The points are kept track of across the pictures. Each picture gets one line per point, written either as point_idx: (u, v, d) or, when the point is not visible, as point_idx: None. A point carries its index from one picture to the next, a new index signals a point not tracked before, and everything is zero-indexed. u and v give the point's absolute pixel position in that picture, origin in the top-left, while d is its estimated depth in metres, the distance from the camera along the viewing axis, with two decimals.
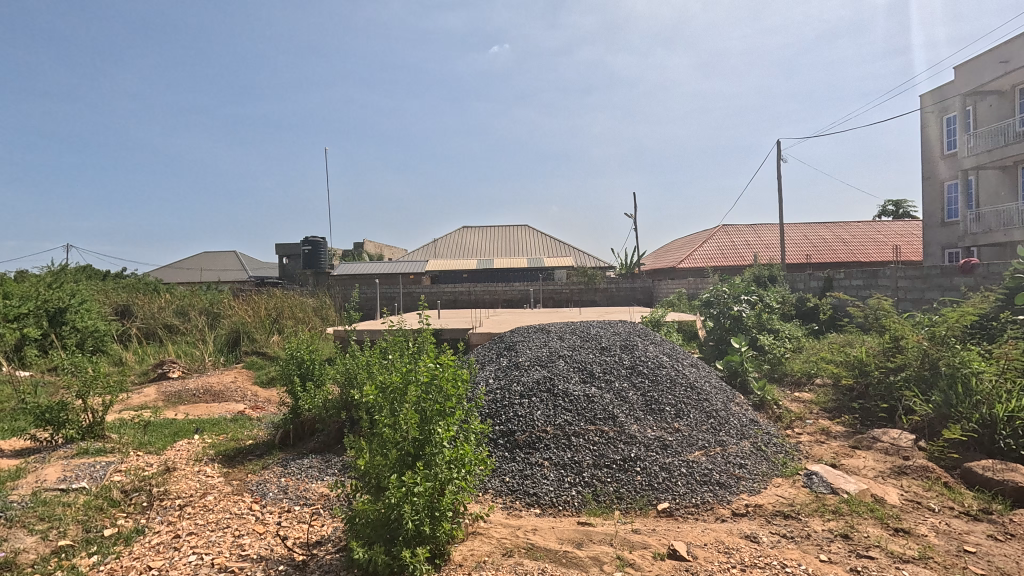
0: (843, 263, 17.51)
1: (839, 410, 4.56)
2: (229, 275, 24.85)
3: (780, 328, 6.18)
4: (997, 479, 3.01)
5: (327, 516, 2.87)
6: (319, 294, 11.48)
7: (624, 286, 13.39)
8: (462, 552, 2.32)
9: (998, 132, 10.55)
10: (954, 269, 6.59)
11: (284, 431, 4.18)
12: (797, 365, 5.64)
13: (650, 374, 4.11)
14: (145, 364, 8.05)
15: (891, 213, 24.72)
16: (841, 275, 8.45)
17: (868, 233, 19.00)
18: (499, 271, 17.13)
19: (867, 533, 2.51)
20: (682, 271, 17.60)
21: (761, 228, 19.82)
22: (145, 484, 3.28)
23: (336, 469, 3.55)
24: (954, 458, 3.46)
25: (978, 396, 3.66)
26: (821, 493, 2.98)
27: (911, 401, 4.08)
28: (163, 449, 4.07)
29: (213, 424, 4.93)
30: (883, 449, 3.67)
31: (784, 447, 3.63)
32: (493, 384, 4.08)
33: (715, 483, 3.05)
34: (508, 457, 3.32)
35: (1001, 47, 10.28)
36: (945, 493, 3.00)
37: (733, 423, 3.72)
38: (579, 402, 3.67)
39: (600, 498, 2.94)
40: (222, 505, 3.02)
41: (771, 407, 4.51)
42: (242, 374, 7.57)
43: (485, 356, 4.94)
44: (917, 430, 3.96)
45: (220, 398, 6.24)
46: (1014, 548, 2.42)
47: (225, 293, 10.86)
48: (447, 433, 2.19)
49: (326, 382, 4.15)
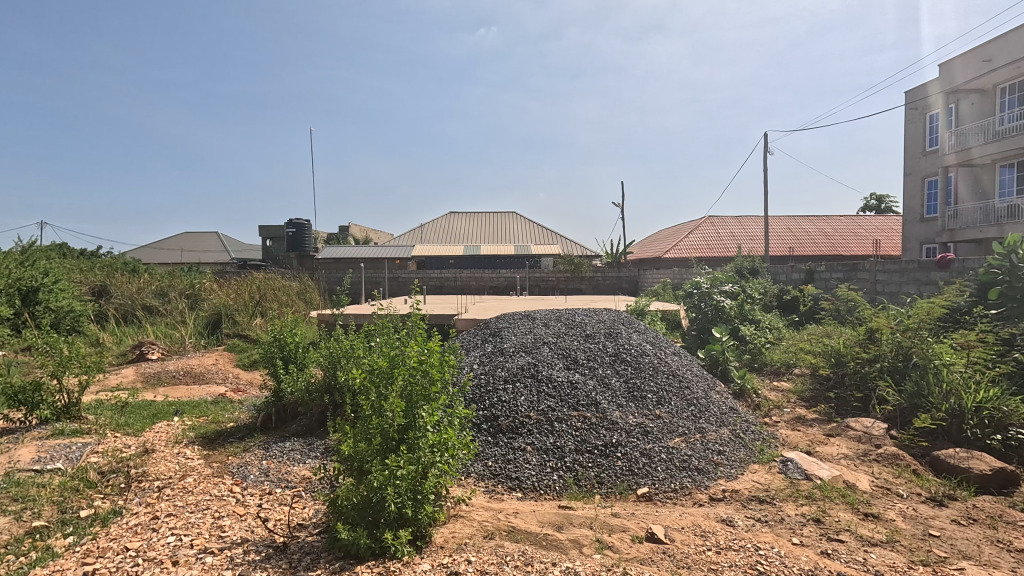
0: (824, 255, 17.85)
1: (815, 399, 4.68)
2: (210, 257, 24.43)
3: (760, 318, 6.26)
4: (963, 467, 3.12)
5: (309, 499, 2.87)
6: (304, 276, 11.36)
7: (610, 276, 13.44)
8: (444, 534, 2.35)
9: (979, 130, 10.78)
10: (931, 263, 6.70)
11: (266, 414, 4.16)
12: (776, 354, 5.74)
13: (632, 361, 4.16)
14: (123, 346, 7.90)
15: (874, 208, 25.16)
16: (821, 267, 8.61)
17: (849, 227, 19.33)
18: (485, 258, 17.06)
19: (837, 517, 2.59)
20: (667, 261, 17.75)
21: (747, 220, 20.01)
22: (123, 466, 3.24)
23: (319, 452, 3.53)
24: (923, 447, 3.56)
25: (948, 386, 3.75)
26: (795, 478, 3.07)
27: (883, 391, 4.19)
28: (141, 431, 4.01)
29: (193, 407, 4.86)
30: (856, 437, 3.77)
31: (761, 434, 3.71)
32: (478, 369, 4.10)
33: (694, 469, 3.11)
34: (491, 442, 3.34)
35: (986, 45, 10.44)
36: (914, 480, 3.10)
37: (713, 411, 3.78)
38: (562, 388, 3.70)
39: (581, 483, 2.99)
40: (202, 487, 3.00)
41: (749, 395, 4.62)
42: (224, 356, 7.49)
43: (469, 342, 4.94)
44: (889, 420, 4.05)
45: (201, 380, 6.18)
46: (975, 532, 2.52)
47: (207, 274, 10.65)
48: (431, 417, 2.20)
49: (309, 365, 4.11)
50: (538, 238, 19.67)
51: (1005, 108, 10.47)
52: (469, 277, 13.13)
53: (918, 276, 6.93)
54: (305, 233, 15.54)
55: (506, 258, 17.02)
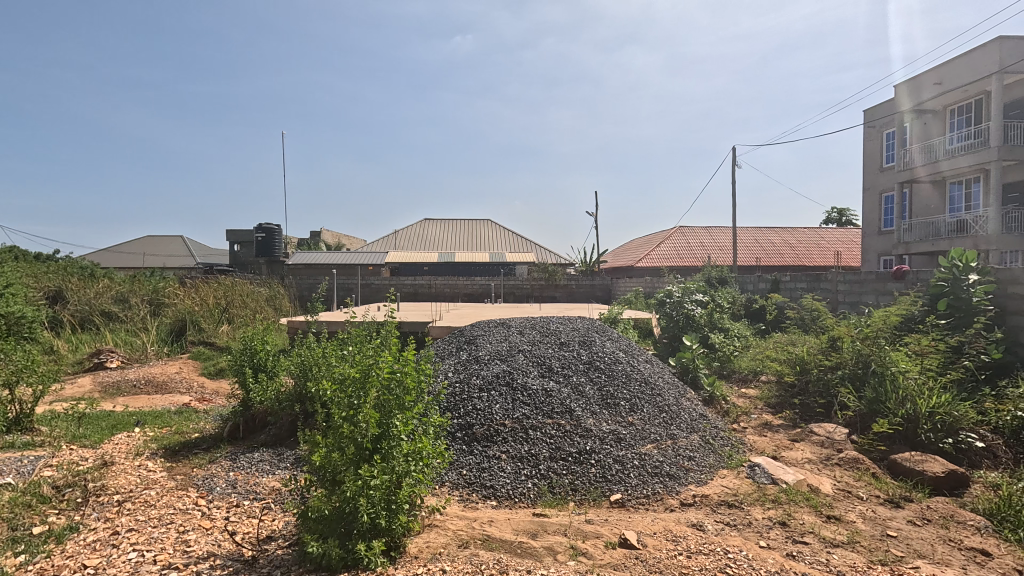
0: (789, 265, 18.46)
1: (780, 406, 4.82)
2: (174, 261, 23.66)
3: (729, 326, 6.44)
4: (918, 469, 3.26)
5: (279, 511, 2.80)
6: (273, 282, 11.12)
7: (584, 283, 13.59)
8: (418, 544, 2.33)
9: (932, 148, 11.32)
10: (888, 274, 7.01)
11: (233, 423, 4.04)
12: (744, 362, 5.90)
13: (606, 369, 4.22)
14: (79, 354, 7.57)
15: (835, 221, 26.15)
16: (786, 278, 8.92)
17: (813, 239, 20.05)
18: (460, 265, 17.03)
19: (802, 520, 2.67)
20: (639, 270, 18.06)
21: (716, 230, 20.55)
22: (80, 480, 3.09)
23: (289, 463, 3.44)
24: (882, 451, 3.71)
25: (904, 392, 3.93)
26: (762, 483, 3.16)
27: (845, 398, 4.34)
28: (100, 443, 3.85)
29: (155, 417, 4.70)
30: (819, 442, 3.91)
31: (730, 440, 3.81)
32: (452, 377, 4.08)
33: (666, 475, 3.17)
34: (465, 451, 3.33)
35: (937, 69, 11.05)
36: (873, 483, 3.23)
37: (684, 417, 3.86)
38: (537, 396, 3.72)
39: (555, 490, 3.01)
40: (165, 501, 2.90)
41: (719, 402, 4.73)
42: (188, 364, 7.25)
43: (444, 350, 4.91)
44: (851, 425, 4.20)
45: (163, 390, 5.95)
46: (929, 532, 2.64)
47: (172, 279, 10.34)
48: (405, 427, 2.19)
49: (280, 373, 4.02)
50: (513, 245, 19.73)
51: (955, 128, 11.09)
52: (443, 284, 13.07)
53: (876, 286, 7.22)
54: (276, 238, 15.42)
55: (481, 266, 17.04)
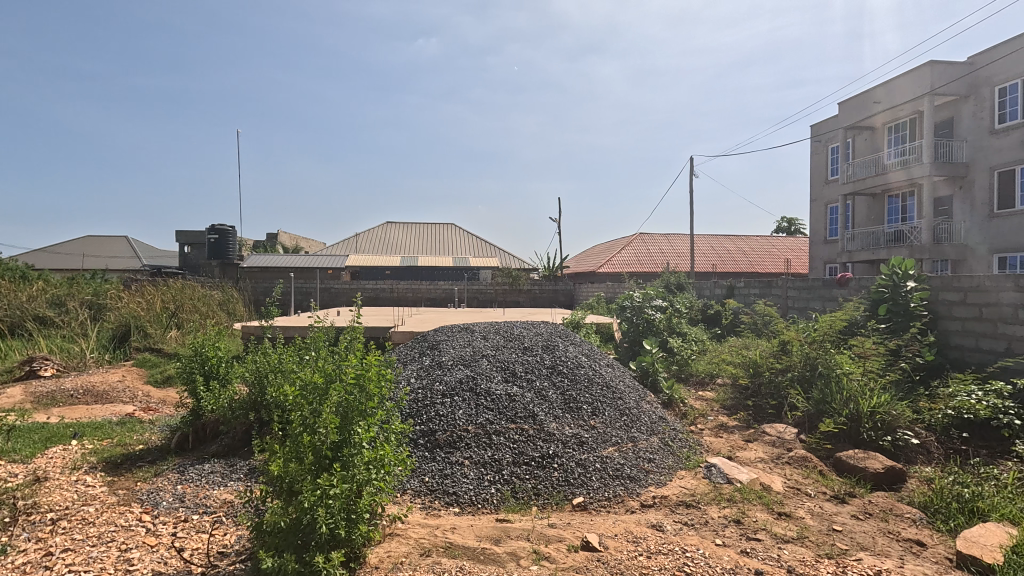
0: (743, 272, 19.19)
1: (735, 407, 4.99)
2: (118, 263, 22.41)
3: (687, 331, 6.63)
4: (860, 466, 3.44)
5: (231, 524, 2.68)
6: (225, 286, 10.68)
7: (547, 289, 13.70)
8: (379, 554, 2.28)
9: (873, 163, 12.07)
10: (833, 281, 7.37)
11: (182, 434, 3.85)
12: (701, 365, 6.08)
13: (569, 373, 4.26)
14: (9, 362, 7.03)
15: (786, 230, 27.36)
16: (741, 284, 9.26)
17: (765, 247, 20.92)
18: (423, 269, 16.85)
19: (755, 517, 2.78)
20: (601, 276, 18.36)
21: (675, 237, 21.14)
22: (7, 498, 2.87)
23: (243, 474, 3.31)
24: (828, 449, 3.90)
25: (848, 393, 4.15)
26: (717, 482, 3.26)
27: (794, 399, 4.54)
28: (32, 457, 3.59)
29: (95, 428, 4.41)
30: (771, 441, 4.07)
31: (687, 441, 3.92)
32: (415, 383, 4.03)
33: (626, 477, 3.22)
34: (428, 457, 3.29)
35: (876, 89, 11.76)
36: (820, 480, 3.39)
37: (644, 420, 3.94)
38: (500, 401, 3.73)
39: (518, 495, 3.01)
40: (106, 518, 2.73)
41: (677, 405, 4.86)
42: (132, 372, 6.86)
43: (407, 356, 4.84)
44: (799, 425, 4.40)
45: (104, 400, 5.61)
46: (870, 525, 2.79)
47: (114, 282, 9.78)
48: (366, 434, 2.15)
49: (233, 381, 3.86)
50: (477, 249, 19.69)
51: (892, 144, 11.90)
52: (406, 288, 12.90)
53: (822, 292, 7.57)
54: (229, 240, 14.82)
55: (444, 270, 16.92)
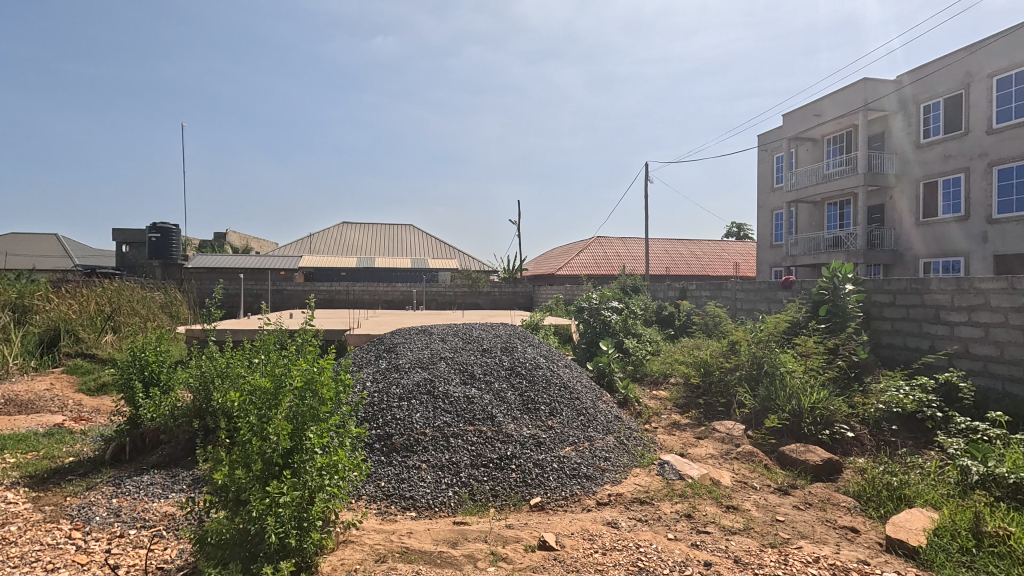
0: (695, 275, 19.86)
1: (687, 406, 5.16)
2: (48, 262, 20.90)
3: (642, 332, 6.79)
4: (801, 459, 3.63)
5: (172, 538, 2.54)
6: (168, 287, 10.13)
7: (507, 291, 13.73)
8: (332, 562, 2.22)
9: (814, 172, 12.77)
10: (778, 284, 7.74)
11: (118, 444, 3.62)
12: (655, 365, 6.25)
13: (527, 374, 4.29)
14: None
15: (735, 235, 28.51)
16: (693, 286, 9.59)
17: (716, 251, 21.73)
18: (380, 270, 16.54)
19: (705, 511, 2.88)
20: (560, 278, 18.57)
21: (631, 240, 21.65)
22: None
23: (185, 485, 3.14)
24: (773, 444, 4.09)
25: (791, 390, 4.37)
26: (670, 479, 3.36)
27: (742, 397, 4.74)
28: None
29: (17, 441, 4.08)
30: (720, 438, 4.23)
31: (642, 439, 4.02)
32: (371, 387, 3.95)
33: (583, 476, 3.27)
34: (384, 462, 3.23)
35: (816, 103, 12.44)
36: (765, 473, 3.56)
37: (600, 420, 4.01)
38: (458, 403, 3.70)
39: (475, 497, 3.00)
40: (30, 537, 2.53)
41: (632, 404, 4.98)
42: (61, 380, 6.38)
43: (363, 359, 4.74)
44: (747, 421, 4.59)
45: (29, 410, 5.20)
46: (810, 514, 2.95)
47: (42, 283, 9.08)
48: (319, 439, 2.09)
49: (176, 387, 3.66)
50: (435, 251, 19.50)
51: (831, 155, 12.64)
52: (362, 290, 12.62)
53: (768, 294, 7.95)
54: (173, 239, 14.08)
55: (402, 272, 16.67)
